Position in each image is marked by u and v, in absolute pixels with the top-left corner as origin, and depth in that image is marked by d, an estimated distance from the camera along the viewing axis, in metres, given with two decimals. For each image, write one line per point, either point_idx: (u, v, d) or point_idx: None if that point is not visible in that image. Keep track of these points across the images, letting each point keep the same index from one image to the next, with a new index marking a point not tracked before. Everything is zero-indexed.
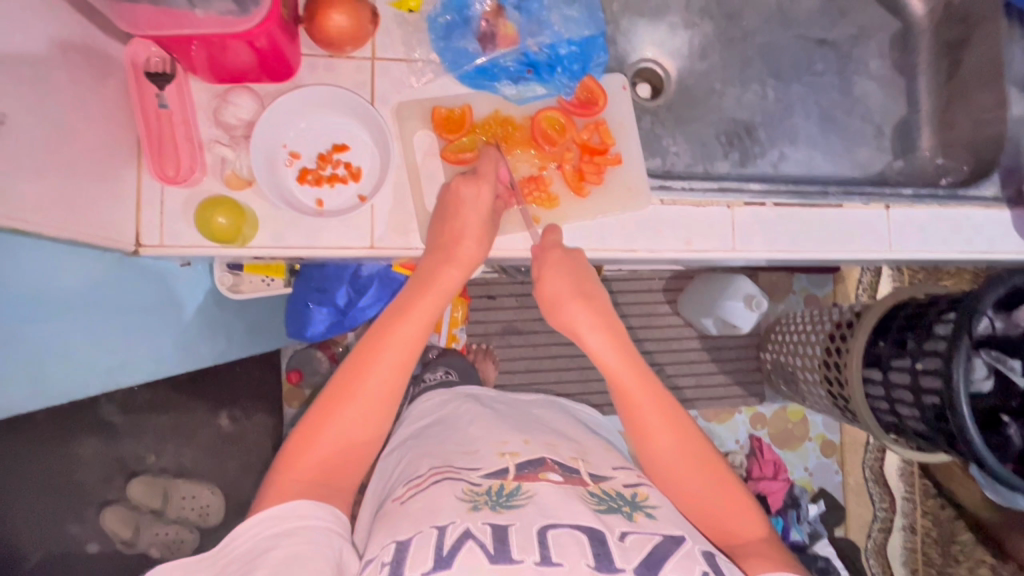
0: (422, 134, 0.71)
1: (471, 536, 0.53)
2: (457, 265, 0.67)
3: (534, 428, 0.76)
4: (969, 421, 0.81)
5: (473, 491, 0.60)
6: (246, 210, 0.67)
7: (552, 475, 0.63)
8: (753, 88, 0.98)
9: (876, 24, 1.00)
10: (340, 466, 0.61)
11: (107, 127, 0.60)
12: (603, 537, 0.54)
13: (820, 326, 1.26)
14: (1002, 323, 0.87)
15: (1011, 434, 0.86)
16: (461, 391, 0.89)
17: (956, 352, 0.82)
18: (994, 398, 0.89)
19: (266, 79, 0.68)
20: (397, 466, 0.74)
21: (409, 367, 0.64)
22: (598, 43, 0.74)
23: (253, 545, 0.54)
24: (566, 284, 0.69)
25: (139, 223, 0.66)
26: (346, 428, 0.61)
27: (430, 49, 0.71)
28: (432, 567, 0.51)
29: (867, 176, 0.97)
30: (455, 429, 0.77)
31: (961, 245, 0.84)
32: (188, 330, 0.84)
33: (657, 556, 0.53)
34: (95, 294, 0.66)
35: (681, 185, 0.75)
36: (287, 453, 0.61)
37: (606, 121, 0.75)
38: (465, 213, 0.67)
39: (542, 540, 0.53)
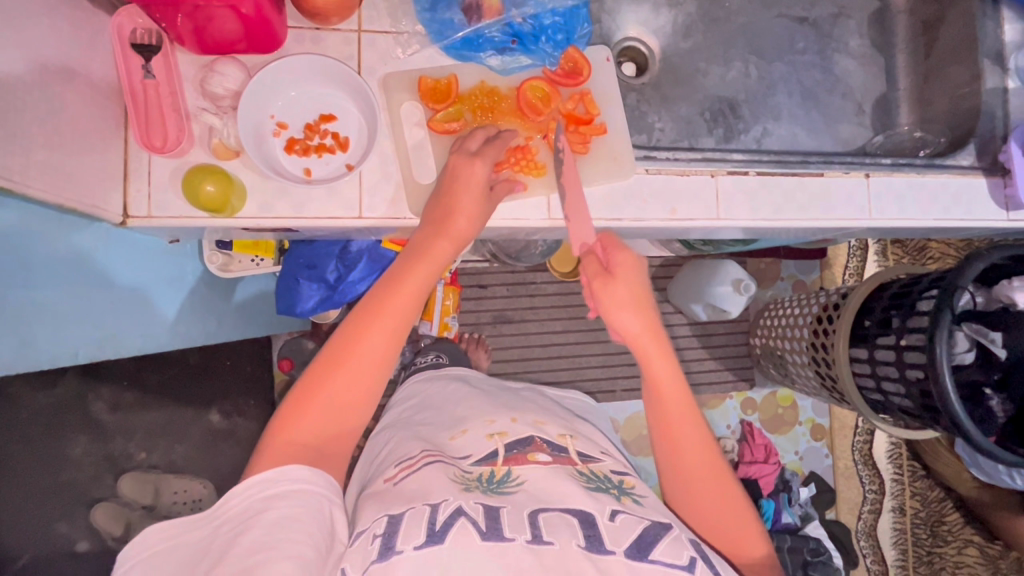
0: (409, 106, 0.72)
1: (463, 514, 0.54)
2: (450, 237, 0.67)
3: (522, 410, 0.76)
4: (953, 393, 0.83)
5: (463, 475, 0.61)
6: (234, 179, 0.67)
7: (540, 456, 0.64)
8: (735, 66, 0.99)
9: (855, 3, 1.02)
10: (333, 430, 0.62)
11: (92, 97, 0.60)
12: (593, 519, 0.55)
13: (807, 309, 1.28)
14: (982, 298, 0.91)
15: (993, 406, 0.89)
16: (448, 371, 0.90)
17: (940, 325, 0.84)
18: (976, 372, 0.90)
19: (252, 51, 0.69)
20: (384, 447, 0.75)
21: (400, 338, 0.64)
22: (581, 14, 0.74)
23: (245, 507, 0.54)
24: (620, 298, 0.66)
25: (127, 194, 0.66)
26: (341, 394, 0.62)
27: (416, 20, 0.71)
28: (425, 542, 0.51)
29: (847, 151, 0.99)
30: (442, 410, 0.78)
31: (937, 213, 0.86)
32: (175, 310, 0.84)
33: (647, 539, 0.54)
34: (81, 267, 0.66)
35: (666, 155, 0.77)
36: (280, 420, 0.61)
37: (591, 91, 0.76)
38: (459, 192, 0.68)
39: (533, 521, 0.54)
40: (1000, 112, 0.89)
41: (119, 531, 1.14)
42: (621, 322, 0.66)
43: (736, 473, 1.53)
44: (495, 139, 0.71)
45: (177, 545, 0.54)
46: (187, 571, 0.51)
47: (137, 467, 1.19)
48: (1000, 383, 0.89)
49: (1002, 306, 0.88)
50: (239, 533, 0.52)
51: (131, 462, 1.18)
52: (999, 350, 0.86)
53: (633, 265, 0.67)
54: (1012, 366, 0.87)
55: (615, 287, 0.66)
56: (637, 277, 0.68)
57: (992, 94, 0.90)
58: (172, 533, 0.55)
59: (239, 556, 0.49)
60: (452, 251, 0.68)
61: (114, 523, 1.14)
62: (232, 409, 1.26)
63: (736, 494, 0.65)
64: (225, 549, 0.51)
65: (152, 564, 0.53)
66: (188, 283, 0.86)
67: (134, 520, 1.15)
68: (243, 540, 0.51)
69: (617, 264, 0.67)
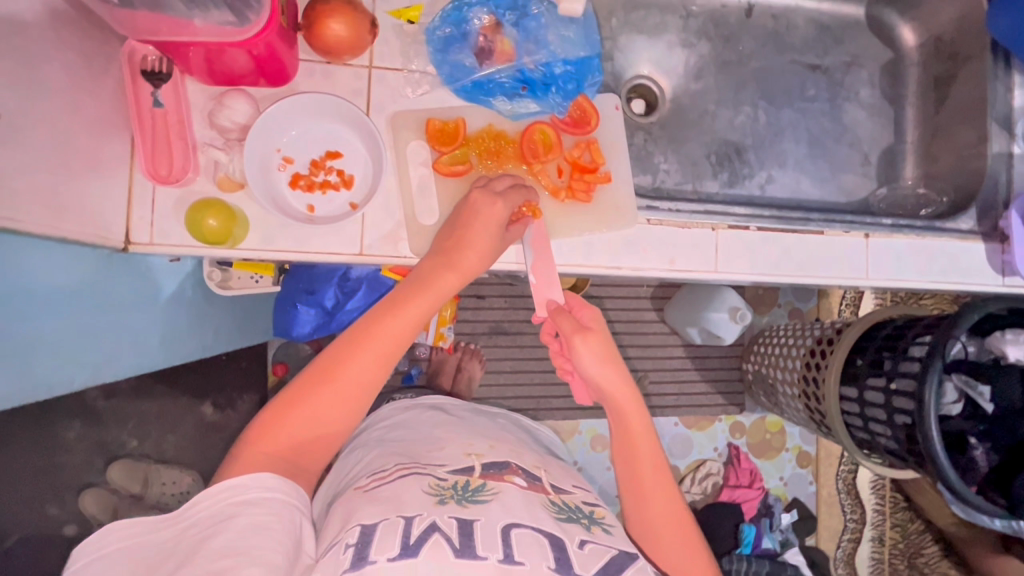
0: (416, 145, 0.71)
1: (437, 530, 0.55)
2: (456, 272, 0.67)
3: (502, 438, 0.78)
4: (938, 442, 0.84)
5: (439, 485, 0.62)
6: (237, 212, 0.67)
7: (516, 479, 0.66)
8: (745, 110, 1.00)
9: (869, 52, 1.02)
10: (310, 445, 0.63)
11: (100, 124, 0.60)
12: (564, 544, 0.56)
13: (803, 339, 1.29)
14: (974, 348, 0.90)
15: (976, 456, 0.90)
16: (423, 401, 0.90)
17: (930, 372, 0.84)
18: (964, 423, 0.90)
19: (263, 84, 0.69)
20: (360, 460, 0.76)
21: (391, 364, 0.65)
22: (594, 64, 0.75)
23: (212, 512, 0.55)
24: (598, 355, 0.68)
25: (130, 220, 0.66)
26: (319, 416, 0.62)
27: (428, 61, 0.71)
28: (399, 554, 0.52)
29: (851, 202, 0.99)
30: (420, 430, 0.79)
31: (935, 274, 0.86)
32: (170, 322, 0.85)
33: (615, 565, 0.56)
34: (83, 293, 0.68)
35: (668, 206, 0.78)
36: (260, 424, 0.62)
37: (598, 140, 0.75)
38: (475, 225, 0.68)
39: (506, 538, 0.55)
40: (1003, 177, 0.90)
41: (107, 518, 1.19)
42: (601, 377, 0.68)
43: (720, 495, 1.55)
44: (524, 190, 0.71)
45: (143, 544, 0.54)
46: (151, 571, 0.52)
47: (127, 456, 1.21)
48: (986, 431, 0.90)
49: (993, 359, 0.89)
50: (207, 537, 0.52)
51: (122, 450, 1.24)
52: (987, 404, 0.88)
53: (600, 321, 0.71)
54: (996, 418, 0.89)
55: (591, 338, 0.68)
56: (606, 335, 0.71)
57: (998, 159, 0.90)
58: (136, 533, 0.55)
59: (208, 558, 0.50)
60: (455, 286, 0.68)
61: (103, 509, 1.18)
62: (225, 402, 1.28)
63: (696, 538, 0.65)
64: (194, 550, 0.51)
65: (115, 558, 0.53)
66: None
67: (122, 507, 1.19)
68: (211, 542, 0.51)
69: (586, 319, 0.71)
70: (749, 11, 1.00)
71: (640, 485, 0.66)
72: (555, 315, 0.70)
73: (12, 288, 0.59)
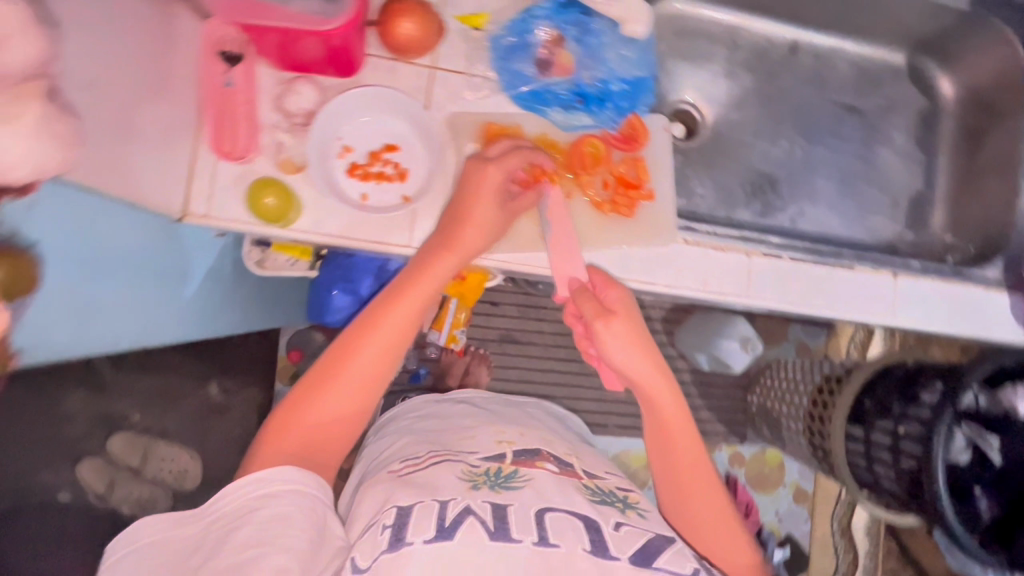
0: (470, 146, 0.73)
1: (472, 513, 0.56)
2: (455, 251, 0.67)
3: (530, 426, 0.79)
4: (943, 487, 0.84)
5: (472, 470, 0.64)
6: (294, 194, 0.69)
7: (547, 465, 0.66)
8: (781, 144, 1.02)
9: (905, 100, 1.05)
10: (321, 442, 0.64)
11: (176, 95, 0.62)
12: (599, 527, 0.57)
13: (809, 379, 1.30)
14: (985, 399, 0.89)
15: (980, 507, 0.88)
16: (453, 396, 0.90)
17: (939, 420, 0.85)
18: (965, 473, 0.90)
19: (333, 74, 0.71)
20: (388, 447, 0.77)
21: (406, 343, 0.67)
22: (648, 85, 0.78)
23: (237, 506, 0.56)
24: (623, 340, 0.67)
25: (189, 192, 0.68)
26: (326, 412, 0.64)
27: (489, 66, 0.74)
28: (435, 536, 0.53)
29: (877, 243, 1.01)
30: (448, 419, 0.81)
31: (959, 321, 0.88)
32: (201, 297, 0.86)
33: (652, 547, 0.57)
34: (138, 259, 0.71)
35: (705, 228, 0.80)
36: (276, 421, 0.63)
37: (645, 158, 0.77)
38: (473, 203, 0.68)
39: (541, 521, 0.56)
40: None
41: (101, 489, 1.15)
42: (623, 364, 0.67)
43: None
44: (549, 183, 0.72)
45: (171, 540, 0.56)
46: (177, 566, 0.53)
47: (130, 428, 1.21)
48: (990, 483, 0.89)
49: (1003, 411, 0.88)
50: (234, 530, 0.54)
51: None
52: (994, 456, 0.89)
53: (626, 300, 0.70)
54: (1001, 472, 0.88)
55: (615, 322, 0.67)
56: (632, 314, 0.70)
57: None
58: (165, 529, 0.56)
59: (234, 550, 0.51)
60: (455, 266, 0.68)
61: (98, 479, 1.14)
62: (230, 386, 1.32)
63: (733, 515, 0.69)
64: (219, 544, 0.53)
65: (148, 551, 0.55)
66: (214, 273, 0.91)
67: (119, 479, 1.16)
68: (234, 537, 0.53)
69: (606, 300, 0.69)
70: (793, 48, 1.03)
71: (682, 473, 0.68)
72: (578, 296, 0.70)
73: (88, 256, 0.63)
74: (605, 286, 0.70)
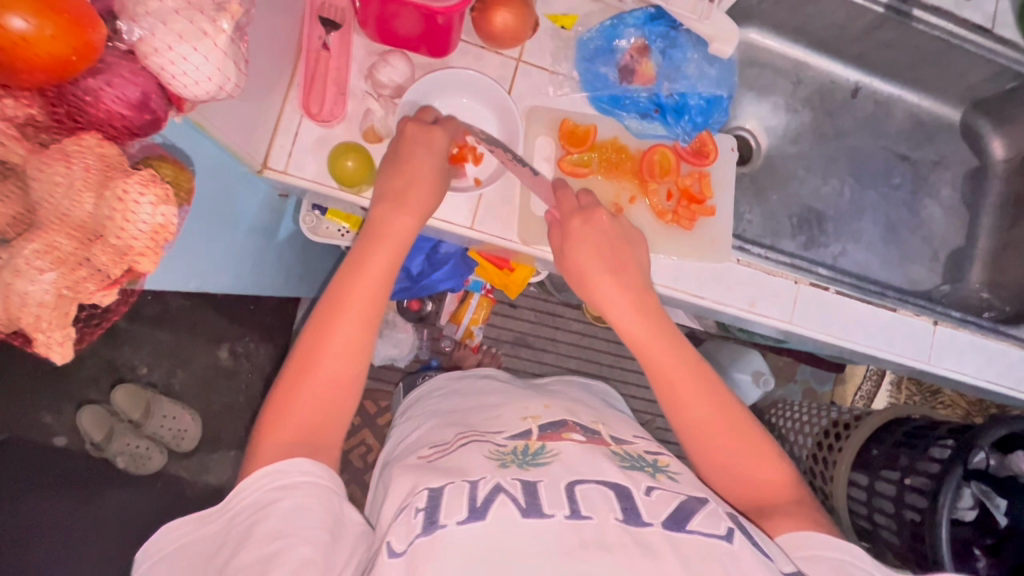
0: (545, 140, 0.75)
1: (502, 490, 0.54)
2: (414, 201, 0.66)
3: (550, 398, 0.78)
4: (945, 543, 0.83)
5: (499, 451, 0.62)
6: (372, 161, 0.71)
7: (574, 435, 0.65)
8: (832, 182, 1.04)
9: (956, 156, 1.08)
10: (326, 418, 0.60)
11: (281, 48, 0.64)
12: (629, 493, 0.55)
13: (814, 423, 1.29)
14: (995, 460, 0.88)
15: (977, 566, 0.88)
16: (474, 372, 0.92)
17: (948, 479, 0.85)
18: (971, 532, 0.89)
19: (425, 52, 0.73)
20: (411, 435, 0.77)
21: (398, 270, 0.65)
22: (723, 104, 0.80)
23: (255, 500, 0.53)
24: (592, 261, 0.67)
25: (272, 145, 0.69)
26: (323, 388, 0.60)
27: (574, 65, 0.76)
28: (467, 518, 0.51)
29: (914, 291, 1.02)
30: (472, 399, 0.81)
31: (990, 376, 0.89)
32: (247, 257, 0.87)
33: (685, 510, 0.54)
34: (224, 211, 0.73)
35: (758, 251, 0.81)
36: (270, 416, 0.59)
37: (711, 174, 0.79)
38: (415, 151, 0.67)
39: (571, 495, 0.54)
40: None
41: (101, 436, 1.25)
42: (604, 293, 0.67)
43: None
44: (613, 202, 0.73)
45: (191, 543, 0.53)
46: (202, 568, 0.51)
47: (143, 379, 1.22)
48: (992, 546, 0.88)
49: (1012, 474, 0.87)
50: (252, 525, 0.51)
51: (131, 374, 1.27)
52: (1000, 516, 0.87)
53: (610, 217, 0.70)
54: (1007, 534, 0.87)
55: (577, 244, 0.67)
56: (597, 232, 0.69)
57: None
58: (187, 530, 0.54)
59: (257, 544, 0.49)
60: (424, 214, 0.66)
61: (98, 427, 1.24)
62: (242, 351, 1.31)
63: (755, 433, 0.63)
64: (242, 540, 0.50)
65: (172, 558, 0.52)
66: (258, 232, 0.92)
67: (117, 430, 1.26)
68: (258, 532, 0.50)
69: (573, 229, 0.69)
70: (855, 91, 1.06)
71: (679, 398, 0.63)
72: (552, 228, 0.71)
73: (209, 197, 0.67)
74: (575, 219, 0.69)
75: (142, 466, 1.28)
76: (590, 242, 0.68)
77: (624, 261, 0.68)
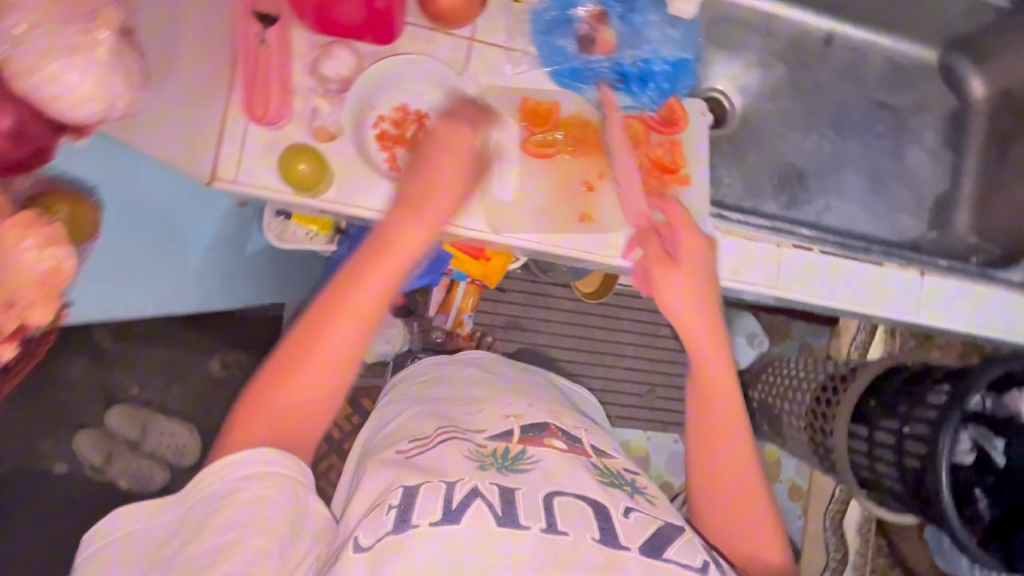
0: (508, 122, 0.72)
1: (479, 495, 0.54)
2: (422, 220, 0.63)
3: (527, 397, 0.76)
4: (946, 490, 0.79)
5: (479, 450, 0.62)
6: (327, 163, 0.67)
7: (556, 442, 0.64)
8: (811, 137, 1.01)
9: (938, 99, 1.04)
10: (302, 415, 0.61)
11: (209, 52, 0.60)
12: (608, 513, 0.55)
13: (813, 376, 1.25)
14: (990, 402, 0.84)
15: (980, 508, 0.83)
16: (461, 356, 0.88)
17: (946, 422, 0.80)
18: (971, 475, 0.84)
19: (370, 40, 0.69)
20: (392, 424, 0.75)
21: (399, 280, 0.63)
22: (690, 67, 0.77)
23: (217, 488, 0.54)
24: (676, 287, 0.69)
25: (218, 155, 0.65)
26: (302, 389, 0.60)
27: (530, 40, 0.72)
28: (441, 520, 0.51)
29: (902, 242, 1.00)
30: (455, 387, 0.79)
31: (982, 322, 0.88)
32: (208, 271, 0.85)
33: (661, 536, 0.55)
34: (141, 219, 0.69)
35: (737, 217, 0.81)
36: (254, 395, 0.60)
37: (683, 143, 0.76)
38: (448, 161, 0.65)
39: (548, 508, 0.54)
40: None
41: (101, 460, 1.22)
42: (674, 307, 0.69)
43: None
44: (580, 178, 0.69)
45: (150, 525, 0.54)
46: (162, 549, 0.52)
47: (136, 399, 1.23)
48: (994, 486, 0.83)
49: (1009, 415, 0.83)
50: (213, 514, 0.52)
51: (123, 395, 1.24)
52: (999, 457, 0.83)
53: (695, 245, 0.70)
54: (1008, 473, 0.82)
55: (670, 272, 0.69)
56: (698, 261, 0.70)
57: None
58: (150, 512, 0.55)
59: (217, 535, 0.50)
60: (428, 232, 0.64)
61: (98, 450, 1.21)
62: (233, 361, 1.30)
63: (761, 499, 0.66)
64: (201, 527, 0.51)
65: (132, 537, 0.53)
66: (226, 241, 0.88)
67: (116, 452, 1.22)
68: (216, 522, 0.51)
69: (676, 251, 0.70)
70: (829, 40, 1.02)
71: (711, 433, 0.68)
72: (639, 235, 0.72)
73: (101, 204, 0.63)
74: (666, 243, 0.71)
75: (145, 487, 1.23)
76: (672, 269, 0.69)
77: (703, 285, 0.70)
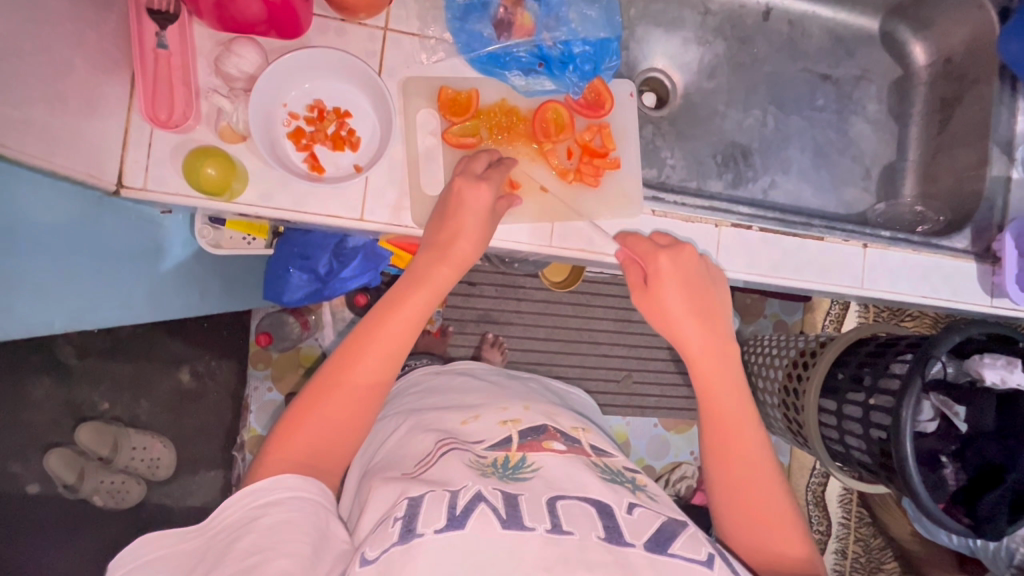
0: (426, 113, 0.71)
1: (483, 500, 0.50)
2: (449, 264, 0.65)
3: (524, 400, 0.73)
4: (912, 460, 0.75)
5: (479, 461, 0.58)
6: (236, 163, 0.65)
7: (555, 444, 0.61)
8: (754, 113, 1.00)
9: (880, 67, 1.03)
10: (327, 447, 0.58)
11: (101, 58, 0.57)
12: (611, 511, 0.52)
13: (786, 351, 1.20)
14: (952, 369, 0.82)
15: (945, 474, 0.80)
16: (452, 367, 0.86)
17: (907, 393, 0.75)
18: (935, 442, 0.81)
19: (271, 34, 0.66)
20: (386, 441, 0.71)
21: (422, 321, 0.64)
22: (612, 47, 0.75)
23: (239, 517, 0.50)
24: (677, 302, 0.68)
25: (123, 162, 0.63)
26: (329, 421, 0.59)
27: (445, 27, 0.71)
28: (445, 526, 0.47)
29: (849, 216, 0.99)
30: (450, 395, 0.76)
31: (925, 291, 0.88)
32: (137, 279, 0.84)
33: (666, 531, 0.52)
34: (58, 235, 0.68)
35: (674, 199, 0.77)
36: (280, 430, 0.58)
37: (610, 125, 0.76)
38: (464, 216, 0.66)
39: (552, 508, 0.51)
40: (999, 202, 0.90)
41: (72, 478, 1.17)
42: (673, 312, 0.68)
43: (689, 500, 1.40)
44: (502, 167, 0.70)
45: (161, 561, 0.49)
46: None
47: (98, 416, 1.21)
48: (958, 451, 0.80)
49: (970, 380, 0.80)
50: (233, 541, 0.48)
51: (93, 413, 1.21)
52: (961, 424, 0.79)
53: (689, 261, 0.70)
54: (969, 437, 0.79)
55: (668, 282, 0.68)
56: (686, 278, 0.69)
57: (996, 183, 0.91)
58: (169, 543, 0.50)
59: (239, 559, 0.46)
60: (452, 278, 0.66)
61: (68, 469, 1.17)
62: (204, 370, 1.25)
63: (797, 523, 0.61)
64: (221, 557, 0.47)
65: (147, 573, 0.48)
66: (161, 250, 0.86)
67: (88, 469, 1.18)
68: (238, 551, 0.47)
69: (657, 272, 0.69)
70: (766, 13, 1.00)
71: (726, 447, 0.64)
72: (629, 242, 0.72)
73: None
74: (665, 262, 0.69)
75: (122, 502, 1.21)
76: (676, 285, 0.69)
77: (707, 297, 0.69)
